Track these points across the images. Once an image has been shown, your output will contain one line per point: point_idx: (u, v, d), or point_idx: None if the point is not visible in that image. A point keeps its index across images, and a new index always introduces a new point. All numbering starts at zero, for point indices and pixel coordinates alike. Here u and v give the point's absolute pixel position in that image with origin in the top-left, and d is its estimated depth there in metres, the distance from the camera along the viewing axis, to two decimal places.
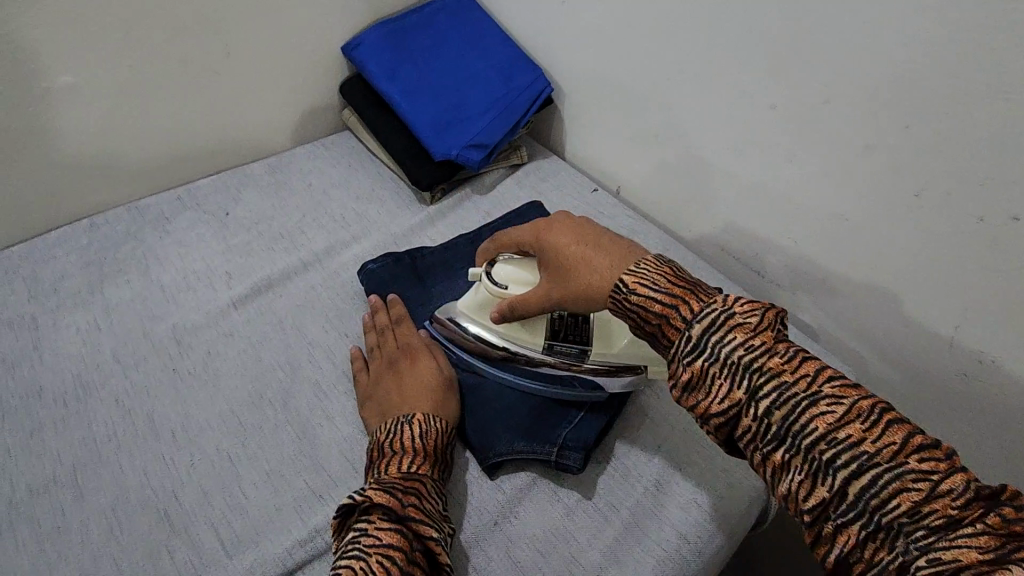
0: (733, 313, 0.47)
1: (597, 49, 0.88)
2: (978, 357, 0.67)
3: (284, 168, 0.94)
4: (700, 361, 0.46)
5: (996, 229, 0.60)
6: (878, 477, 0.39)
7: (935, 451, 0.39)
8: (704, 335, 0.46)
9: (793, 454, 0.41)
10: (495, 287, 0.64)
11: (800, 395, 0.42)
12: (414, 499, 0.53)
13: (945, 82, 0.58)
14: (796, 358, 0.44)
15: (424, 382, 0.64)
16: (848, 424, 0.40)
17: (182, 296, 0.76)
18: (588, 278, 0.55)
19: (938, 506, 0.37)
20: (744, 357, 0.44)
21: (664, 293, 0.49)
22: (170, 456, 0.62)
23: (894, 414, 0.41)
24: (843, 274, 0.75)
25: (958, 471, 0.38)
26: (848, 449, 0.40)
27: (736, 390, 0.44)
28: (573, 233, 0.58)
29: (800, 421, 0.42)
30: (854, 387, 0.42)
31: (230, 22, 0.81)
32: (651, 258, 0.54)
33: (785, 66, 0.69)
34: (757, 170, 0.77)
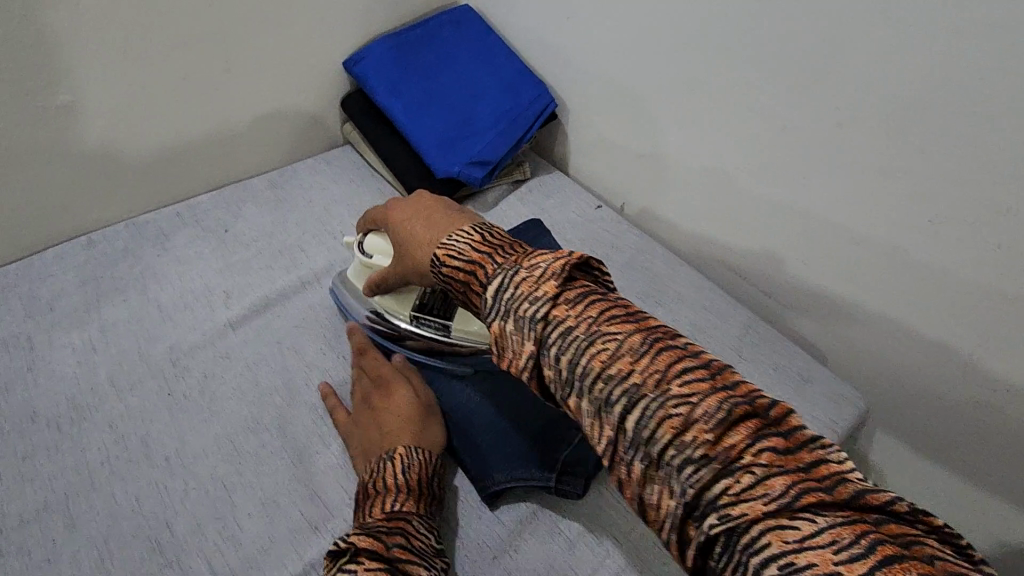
0: (523, 267, 0.46)
1: (603, 64, 0.86)
2: (995, 387, 0.66)
3: (286, 184, 0.93)
4: (496, 320, 0.45)
5: (1015, 258, 0.59)
6: (649, 410, 0.39)
7: (700, 373, 0.39)
8: (496, 294, 0.46)
9: (582, 398, 0.41)
10: (364, 257, 0.70)
11: (580, 338, 0.42)
12: (400, 539, 0.50)
13: (959, 106, 0.57)
14: (580, 300, 0.44)
15: (400, 412, 0.63)
16: (620, 360, 0.40)
17: (179, 316, 0.75)
18: (414, 255, 0.57)
19: (699, 435, 0.37)
20: (528, 308, 0.44)
21: (465, 261, 0.50)
22: (165, 482, 0.60)
23: (666, 344, 0.41)
24: (853, 297, 0.73)
25: (719, 393, 0.38)
26: (621, 386, 0.40)
27: (526, 343, 0.44)
28: (412, 210, 0.60)
29: (581, 364, 0.42)
30: (634, 322, 0.42)
31: (234, 36, 0.81)
32: (467, 227, 0.53)
33: (794, 86, 0.67)
34: (764, 190, 0.76)
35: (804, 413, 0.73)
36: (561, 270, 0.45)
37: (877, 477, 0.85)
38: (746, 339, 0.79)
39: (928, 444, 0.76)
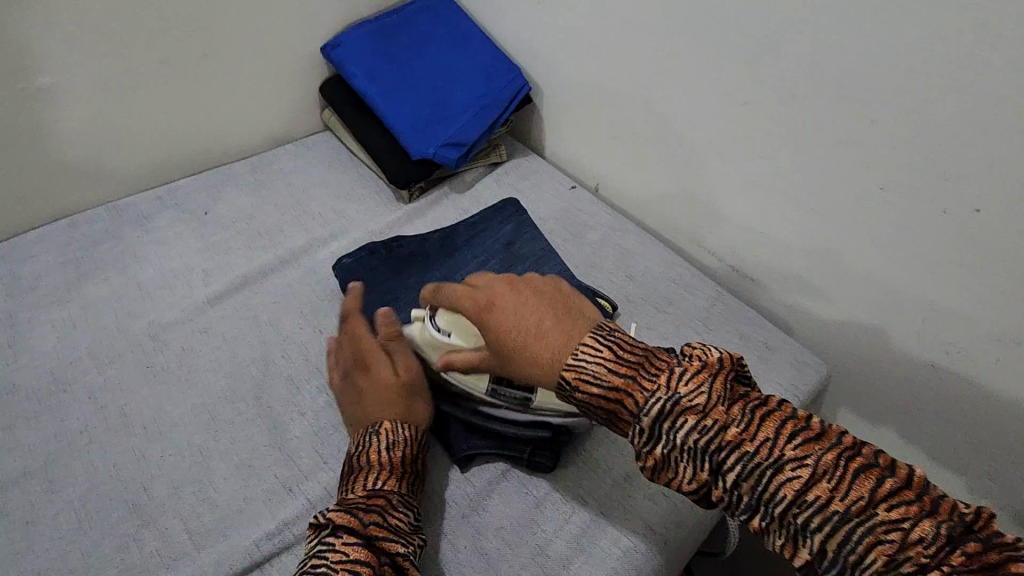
0: (679, 392, 0.46)
1: (573, 46, 0.89)
2: (947, 349, 0.68)
3: (265, 168, 0.95)
4: (659, 447, 0.46)
5: (959, 220, 0.61)
6: (850, 536, 0.40)
7: (900, 495, 0.40)
8: (656, 424, 0.46)
9: (769, 521, 0.42)
10: (439, 333, 0.62)
11: (764, 466, 0.43)
12: (377, 516, 0.52)
13: (903, 75, 0.59)
14: (750, 420, 0.44)
15: (383, 390, 0.62)
16: (814, 486, 0.41)
17: (159, 293, 0.76)
18: (526, 369, 0.53)
19: (913, 555, 0.38)
20: (698, 439, 0.44)
21: (607, 388, 0.48)
22: (143, 450, 0.62)
23: (856, 463, 0.41)
24: (816, 269, 0.76)
25: (923, 514, 0.39)
26: (819, 513, 0.41)
27: (702, 471, 0.45)
28: (514, 312, 0.54)
29: (769, 491, 0.42)
30: (816, 438, 0.43)
31: (211, 21, 0.83)
32: (588, 337, 0.51)
33: (752, 61, 0.70)
34: (728, 165, 0.78)
35: (767, 380, 0.75)
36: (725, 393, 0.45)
37: None
38: (714, 311, 0.82)
39: (889, 410, 0.78)
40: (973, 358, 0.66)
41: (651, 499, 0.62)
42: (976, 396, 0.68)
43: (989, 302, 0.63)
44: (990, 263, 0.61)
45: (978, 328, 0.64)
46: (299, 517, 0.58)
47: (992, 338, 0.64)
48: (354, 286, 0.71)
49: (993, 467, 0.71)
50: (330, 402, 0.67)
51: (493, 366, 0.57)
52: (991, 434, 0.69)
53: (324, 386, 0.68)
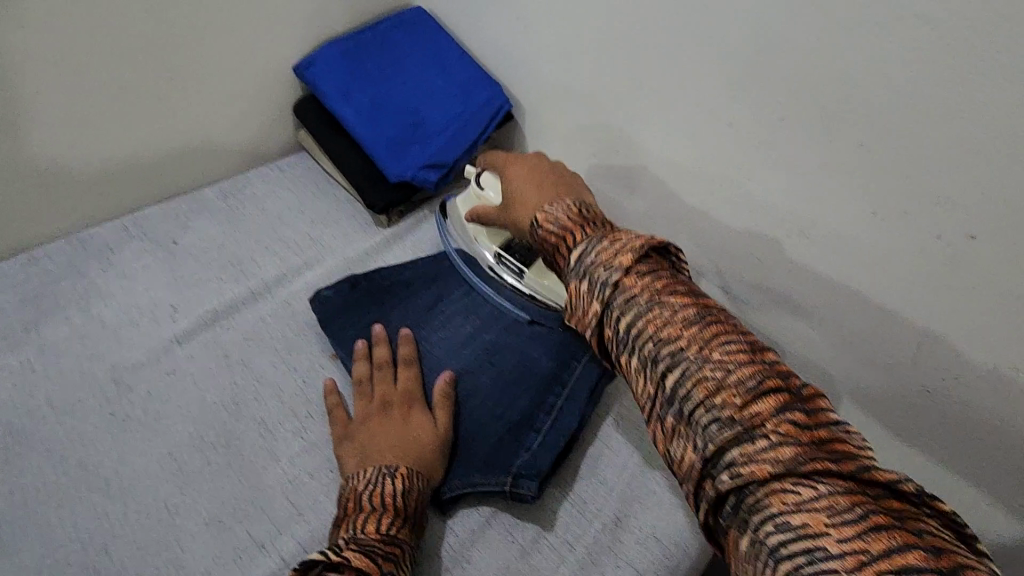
0: (607, 240, 0.52)
1: (554, 62, 0.86)
2: (941, 376, 0.66)
3: (237, 193, 0.91)
4: (575, 281, 0.52)
5: (952, 247, 0.59)
6: (690, 373, 0.44)
7: (747, 353, 0.44)
8: (578, 258, 0.52)
9: (631, 355, 0.47)
10: (479, 189, 0.76)
11: (643, 305, 0.47)
12: (392, 566, 0.49)
13: (897, 98, 0.57)
14: (650, 275, 0.49)
15: (412, 436, 0.61)
16: (676, 330, 0.45)
17: (123, 332, 0.73)
18: (515, 211, 0.67)
19: (732, 402, 0.42)
20: (601, 274, 0.50)
21: (561, 226, 0.57)
22: (105, 508, 0.58)
23: (719, 324, 0.46)
24: (806, 291, 0.74)
25: (760, 371, 0.42)
26: (671, 351, 0.45)
27: (594, 301, 0.50)
28: (526, 172, 0.68)
29: (638, 327, 0.47)
30: (695, 301, 0.47)
31: (177, 43, 0.79)
32: (572, 199, 0.60)
33: (739, 81, 0.67)
34: (716, 185, 0.75)
35: None
36: (639, 249, 0.50)
37: None
38: None
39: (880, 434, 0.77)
40: (966, 385, 0.64)
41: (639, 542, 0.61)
42: (969, 424, 0.66)
43: (984, 331, 0.61)
44: (982, 292, 0.59)
45: (975, 357, 0.62)
46: None
47: (988, 367, 0.62)
48: (410, 334, 0.71)
49: (987, 495, 0.69)
50: (306, 447, 0.64)
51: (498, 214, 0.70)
52: (985, 462, 0.67)
53: (299, 430, 0.65)
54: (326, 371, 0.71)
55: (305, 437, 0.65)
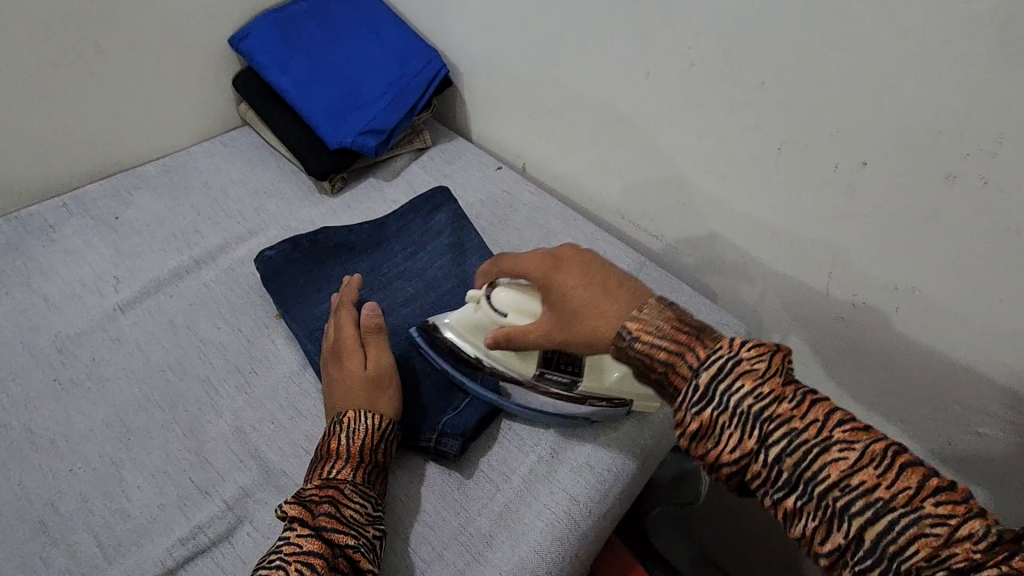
0: (740, 354, 0.43)
1: (485, 25, 0.87)
2: (852, 302, 0.70)
3: (179, 168, 0.92)
4: (708, 408, 0.42)
5: (848, 177, 0.63)
6: (895, 524, 0.37)
7: (952, 492, 0.37)
8: (712, 382, 0.42)
9: (806, 501, 0.39)
10: (495, 314, 0.60)
11: (812, 443, 0.40)
12: (330, 505, 0.53)
13: (793, 34, 0.59)
14: (806, 401, 0.41)
15: (348, 380, 0.62)
16: (861, 470, 0.38)
17: (66, 304, 0.74)
18: (589, 327, 0.50)
19: (962, 553, 0.35)
20: (754, 405, 0.41)
21: (668, 339, 0.46)
22: (50, 465, 0.60)
23: (907, 455, 0.39)
24: (731, 232, 0.77)
25: (978, 515, 0.36)
26: (862, 497, 0.38)
27: (748, 440, 0.41)
28: (581, 270, 0.52)
29: (811, 469, 0.39)
30: (865, 428, 0.40)
31: (101, 18, 0.78)
32: (653, 300, 0.49)
33: (653, 29, 0.69)
34: (642, 135, 0.78)
35: None
36: (784, 369, 0.42)
37: None
38: None
39: (809, 366, 0.80)
40: (873, 308, 0.68)
41: (571, 472, 0.64)
42: (879, 346, 0.70)
43: (885, 254, 0.64)
44: (880, 217, 0.63)
45: (880, 281, 0.66)
46: (214, 520, 0.58)
47: (893, 289, 0.66)
48: (348, 281, 0.70)
49: (904, 414, 0.73)
50: (249, 400, 0.66)
51: (549, 335, 0.53)
52: (896, 381, 0.71)
53: (243, 386, 0.68)
54: (269, 330, 0.73)
55: (249, 391, 0.67)
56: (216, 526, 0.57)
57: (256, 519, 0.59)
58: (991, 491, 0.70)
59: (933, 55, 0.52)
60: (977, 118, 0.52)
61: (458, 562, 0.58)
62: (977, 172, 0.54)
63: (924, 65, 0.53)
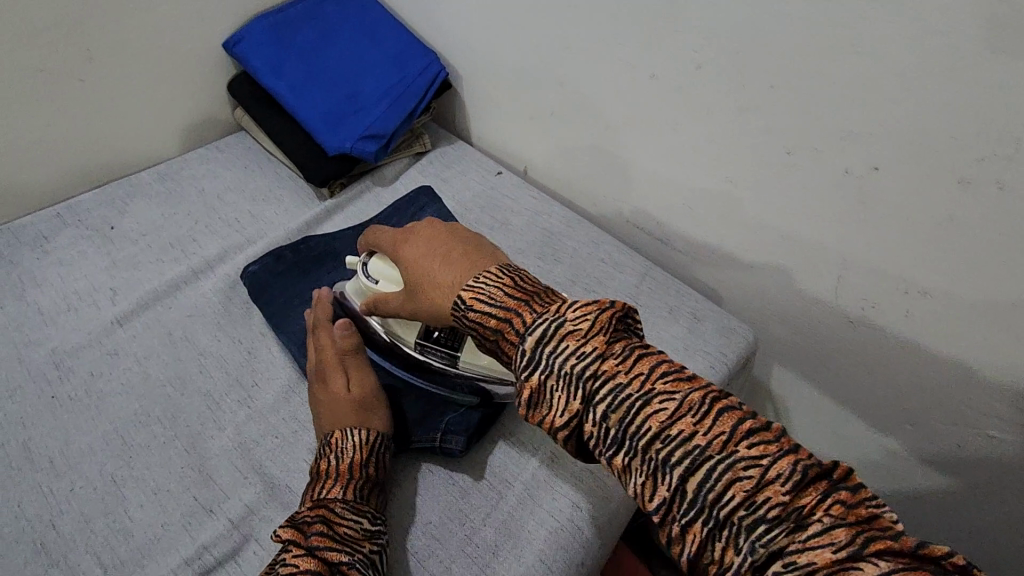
0: (566, 317, 0.44)
1: (485, 27, 0.86)
2: (862, 306, 0.69)
3: (174, 175, 0.90)
4: (537, 373, 0.43)
5: (859, 180, 0.62)
6: (712, 471, 0.37)
7: (766, 435, 0.38)
8: (538, 346, 0.44)
9: (632, 457, 0.40)
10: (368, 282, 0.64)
11: (634, 396, 0.40)
12: (323, 525, 0.52)
13: (802, 34, 0.58)
14: (630, 355, 0.42)
15: (336, 401, 0.62)
16: (680, 420, 0.39)
17: (61, 318, 0.72)
18: (431, 295, 0.54)
19: (771, 496, 0.35)
20: (576, 365, 0.42)
21: (498, 307, 0.48)
22: (49, 485, 0.59)
23: (724, 402, 0.39)
24: (738, 235, 0.76)
25: (790, 455, 0.36)
26: (681, 446, 0.38)
27: (574, 400, 0.42)
28: (424, 247, 0.57)
29: (634, 424, 0.40)
30: (687, 379, 0.41)
31: (92, 23, 0.77)
32: (494, 266, 0.52)
33: (658, 31, 0.68)
34: (647, 138, 0.77)
35: (696, 350, 0.75)
36: (608, 326, 0.43)
37: (783, 410, 0.89)
38: (643, 286, 0.81)
39: (817, 369, 0.79)
40: (883, 311, 0.68)
41: (575, 479, 0.63)
42: (889, 349, 0.70)
43: (897, 257, 0.63)
44: (891, 221, 0.62)
45: (892, 284, 0.65)
46: (219, 539, 0.57)
47: (904, 292, 0.65)
48: (323, 293, 0.70)
49: (914, 417, 0.72)
50: (251, 414, 0.65)
51: (407, 307, 0.59)
52: (906, 384, 0.71)
53: (245, 399, 0.66)
54: (269, 341, 0.72)
55: (251, 404, 0.66)
56: (222, 545, 0.56)
57: (261, 537, 0.57)
58: (1002, 497, 0.69)
59: (945, 58, 0.51)
60: (992, 122, 0.51)
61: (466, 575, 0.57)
62: (993, 177, 0.53)
63: (937, 66, 0.52)
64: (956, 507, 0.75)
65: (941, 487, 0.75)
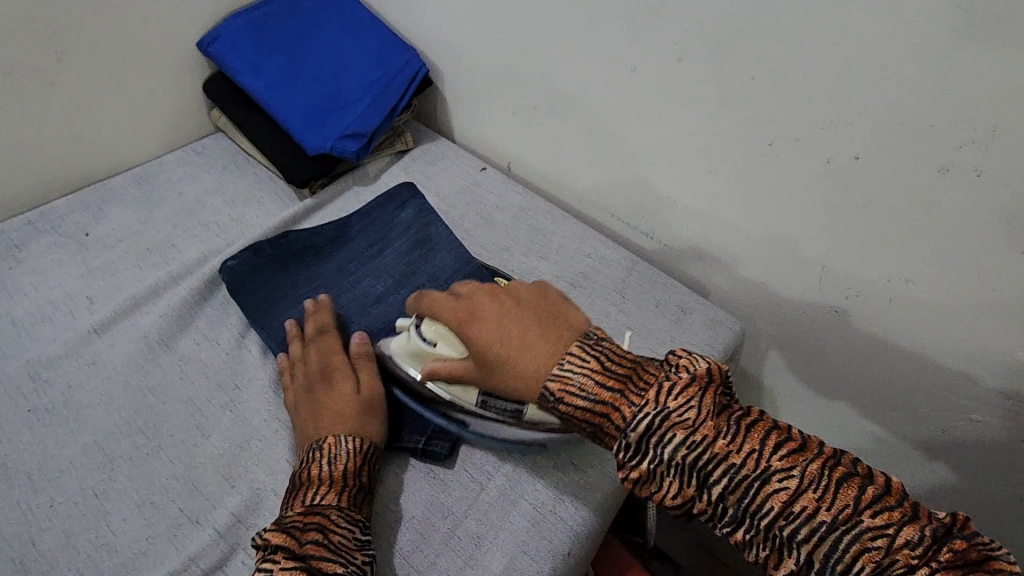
0: (667, 406, 0.45)
1: (465, 22, 0.85)
2: (846, 295, 0.70)
3: (151, 179, 0.88)
4: (646, 463, 0.44)
5: (842, 169, 0.62)
6: (839, 543, 0.39)
7: (886, 502, 0.40)
8: (645, 440, 0.44)
9: (754, 533, 0.42)
10: (426, 344, 0.60)
11: (751, 477, 0.42)
12: (316, 533, 0.51)
13: (784, 25, 0.58)
14: (739, 433, 0.43)
15: (339, 407, 0.61)
16: (801, 496, 0.41)
17: (37, 328, 0.70)
18: (512, 382, 0.54)
19: (901, 558, 0.38)
20: (688, 456, 0.43)
21: (594, 402, 0.48)
22: (28, 503, 0.58)
23: (840, 471, 0.41)
24: (722, 227, 0.76)
25: (912, 521, 0.39)
26: (806, 523, 0.40)
27: (689, 487, 0.43)
28: (496, 327, 0.55)
29: (755, 503, 0.41)
30: (800, 449, 0.42)
31: (60, 25, 0.74)
32: (570, 347, 0.52)
33: (640, 24, 0.68)
34: (632, 132, 0.77)
35: (683, 344, 0.75)
36: (711, 408, 0.44)
37: (770, 401, 0.89)
38: (629, 280, 0.81)
39: (804, 359, 0.80)
40: (869, 299, 0.68)
41: (564, 471, 0.64)
42: (875, 337, 0.70)
43: (880, 246, 0.64)
44: (872, 210, 0.62)
45: (875, 273, 0.66)
46: (206, 550, 0.56)
47: (887, 281, 0.66)
48: (314, 304, 0.69)
49: (900, 403, 0.73)
50: (236, 420, 0.64)
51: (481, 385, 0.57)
52: (890, 371, 0.72)
53: (229, 404, 0.65)
54: (250, 345, 0.70)
55: (234, 408, 0.65)
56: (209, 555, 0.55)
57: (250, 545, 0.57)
58: (988, 477, 0.70)
59: (926, 45, 0.52)
60: (969, 109, 0.52)
61: (450, 568, 0.57)
62: (970, 164, 0.54)
63: (913, 56, 0.53)
64: (940, 490, 0.76)
65: (924, 471, 0.76)
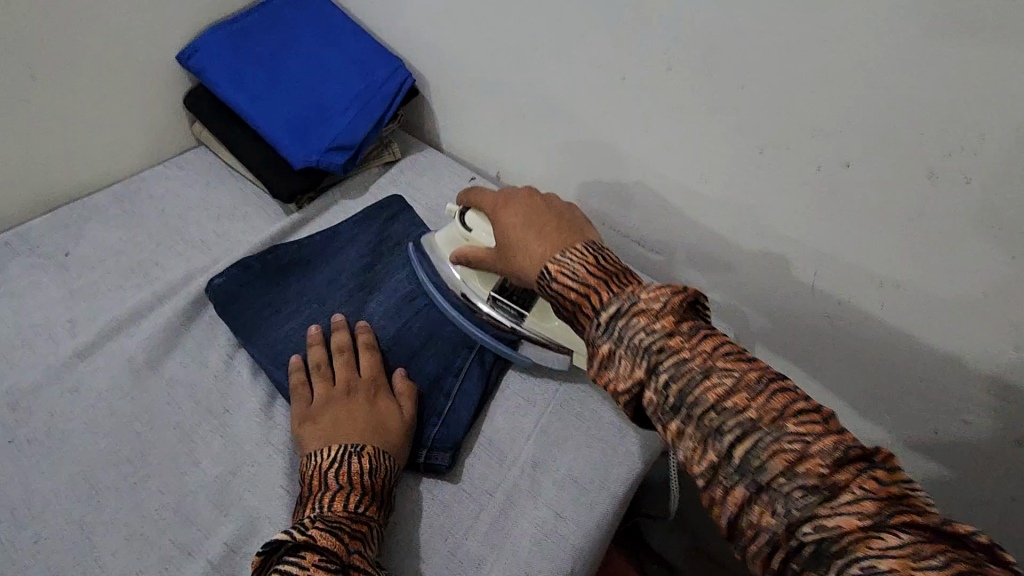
0: (640, 296, 0.46)
1: (451, 31, 0.84)
2: (838, 301, 0.70)
3: (132, 196, 0.86)
4: (607, 343, 0.46)
5: (832, 177, 0.62)
6: (760, 442, 0.38)
7: (815, 416, 0.39)
8: (613, 321, 0.46)
9: (686, 422, 0.41)
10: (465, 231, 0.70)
11: (695, 369, 0.42)
12: (359, 544, 0.50)
13: (773, 34, 0.58)
14: (695, 334, 0.44)
15: (381, 420, 0.61)
16: (735, 394, 0.40)
17: (17, 354, 0.68)
18: (520, 261, 0.58)
19: (813, 467, 0.36)
20: (644, 339, 0.44)
21: (579, 283, 0.50)
22: (11, 539, 0.55)
23: (780, 385, 0.40)
24: (713, 234, 0.76)
25: (835, 436, 0.38)
26: (734, 418, 0.39)
27: (637, 368, 0.44)
28: (522, 215, 0.60)
29: (693, 392, 0.41)
30: (748, 360, 0.42)
31: (34, 40, 0.72)
32: (578, 244, 0.54)
33: (628, 33, 0.67)
34: (621, 140, 0.76)
35: None
36: (679, 306, 0.45)
37: None
38: None
39: (797, 363, 0.80)
40: (860, 304, 0.69)
41: (563, 485, 0.63)
42: (866, 341, 0.71)
43: (870, 252, 0.64)
44: (863, 216, 0.63)
45: (866, 278, 0.66)
46: None
47: (879, 286, 0.66)
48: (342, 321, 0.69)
49: (893, 406, 0.74)
50: (228, 445, 0.63)
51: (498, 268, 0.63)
52: (882, 374, 0.72)
53: (219, 428, 0.64)
54: (239, 366, 0.69)
55: (225, 432, 0.63)
56: None
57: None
58: (980, 477, 0.71)
59: (915, 54, 0.52)
60: (958, 116, 0.52)
61: None
62: (959, 171, 0.55)
63: (903, 64, 0.53)
64: (932, 489, 0.77)
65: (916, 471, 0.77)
